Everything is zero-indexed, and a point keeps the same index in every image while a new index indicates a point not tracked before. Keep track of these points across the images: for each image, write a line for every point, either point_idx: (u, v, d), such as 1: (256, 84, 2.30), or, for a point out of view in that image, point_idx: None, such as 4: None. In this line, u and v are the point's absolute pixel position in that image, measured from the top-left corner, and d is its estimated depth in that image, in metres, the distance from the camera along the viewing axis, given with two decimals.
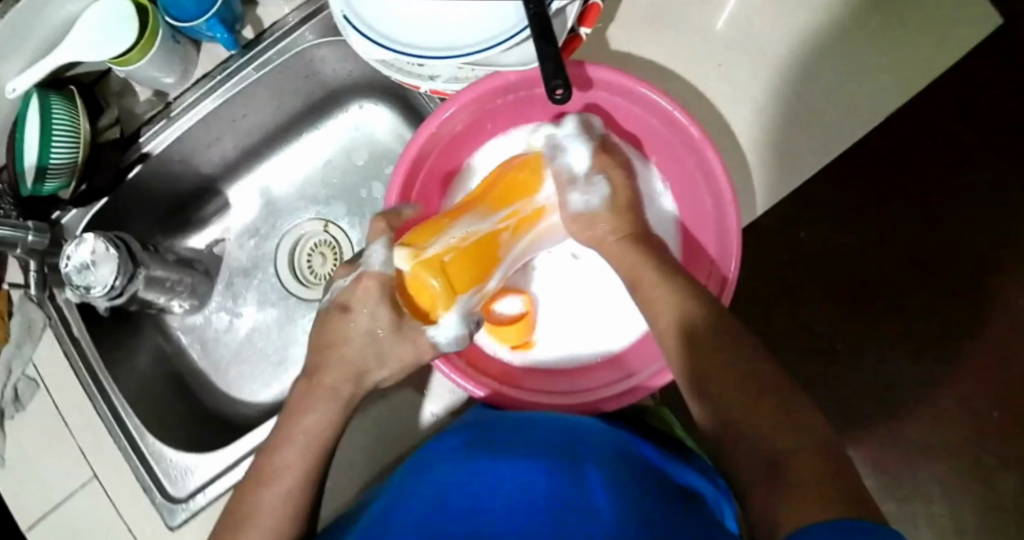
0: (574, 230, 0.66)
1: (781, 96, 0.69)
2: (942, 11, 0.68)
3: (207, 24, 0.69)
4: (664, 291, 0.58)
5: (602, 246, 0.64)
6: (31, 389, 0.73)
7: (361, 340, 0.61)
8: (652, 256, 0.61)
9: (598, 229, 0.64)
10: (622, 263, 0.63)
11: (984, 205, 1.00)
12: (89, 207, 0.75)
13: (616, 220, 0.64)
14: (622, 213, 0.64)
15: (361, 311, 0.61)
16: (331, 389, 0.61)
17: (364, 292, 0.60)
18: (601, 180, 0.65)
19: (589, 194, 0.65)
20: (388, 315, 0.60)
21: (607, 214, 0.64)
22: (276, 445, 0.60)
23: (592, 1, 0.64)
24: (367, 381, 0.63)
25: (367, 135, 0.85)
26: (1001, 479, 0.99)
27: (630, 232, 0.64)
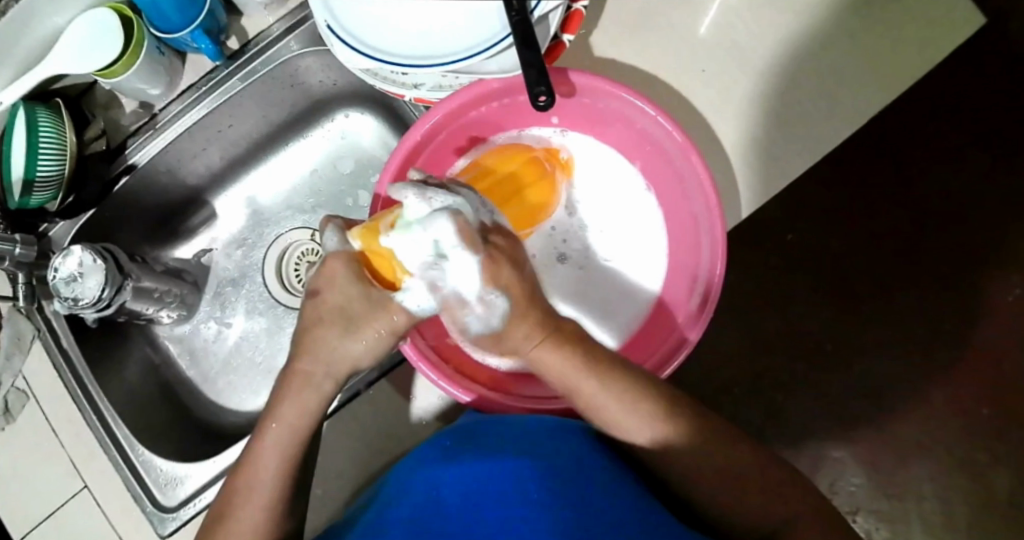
0: (483, 343, 0.62)
1: (763, 101, 0.69)
2: (923, 14, 0.68)
3: (191, 35, 0.69)
4: (601, 392, 0.59)
5: (539, 365, 0.60)
6: (21, 401, 0.73)
7: (335, 320, 0.61)
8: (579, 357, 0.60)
9: (516, 336, 0.59)
10: (549, 372, 0.60)
11: (971, 203, 1.00)
12: (77, 218, 0.75)
13: (532, 323, 0.59)
14: (526, 316, 0.59)
15: (330, 290, 0.61)
16: (304, 373, 0.61)
17: (330, 273, 0.61)
18: (533, 258, 0.64)
19: (494, 301, 0.60)
20: (356, 288, 0.60)
21: (511, 327, 0.59)
22: (257, 455, 0.60)
23: (574, 7, 0.64)
24: (345, 363, 0.62)
25: (354, 143, 0.85)
26: (992, 476, 1.00)
27: (557, 333, 0.60)
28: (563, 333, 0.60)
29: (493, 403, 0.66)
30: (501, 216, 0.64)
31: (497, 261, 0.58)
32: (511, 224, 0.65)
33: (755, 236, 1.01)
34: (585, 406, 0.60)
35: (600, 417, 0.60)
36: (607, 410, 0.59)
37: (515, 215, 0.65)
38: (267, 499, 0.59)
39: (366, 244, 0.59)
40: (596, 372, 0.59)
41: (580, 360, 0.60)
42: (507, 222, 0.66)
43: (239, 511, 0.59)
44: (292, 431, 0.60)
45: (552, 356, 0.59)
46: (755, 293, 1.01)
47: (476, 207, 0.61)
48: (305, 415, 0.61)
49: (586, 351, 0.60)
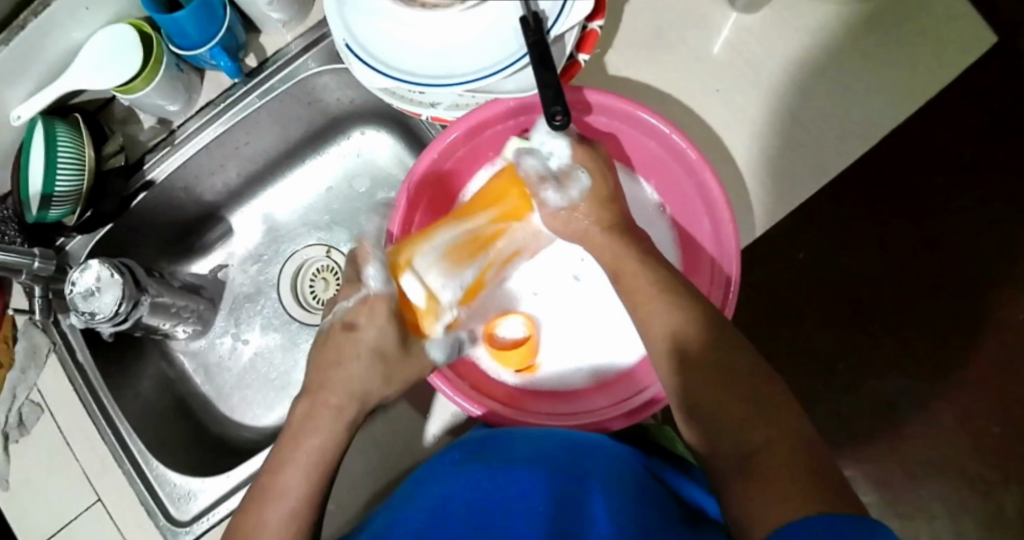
0: (555, 227, 0.66)
1: (778, 120, 0.70)
2: (937, 32, 0.69)
3: (210, 52, 0.70)
4: (647, 287, 0.59)
5: (586, 238, 0.64)
6: (35, 413, 0.73)
7: (369, 357, 0.63)
8: (630, 240, 0.62)
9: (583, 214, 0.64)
10: (605, 256, 0.63)
11: (984, 221, 1.00)
12: (94, 233, 0.76)
13: (599, 211, 0.64)
14: (603, 203, 0.64)
15: (367, 325, 0.64)
16: (335, 406, 0.62)
17: (370, 307, 0.64)
18: (578, 171, 0.63)
19: (564, 190, 0.64)
20: (391, 333, 0.64)
21: (585, 206, 0.64)
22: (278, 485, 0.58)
23: (590, 27, 0.65)
24: (372, 399, 0.64)
25: (368, 160, 0.86)
26: (1006, 498, 0.99)
27: (611, 222, 0.63)
28: (617, 226, 0.63)
29: (506, 418, 0.66)
30: (557, 141, 0.64)
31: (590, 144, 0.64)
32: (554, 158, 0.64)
33: (765, 254, 1.01)
34: (633, 307, 0.60)
35: (642, 329, 0.59)
36: (652, 314, 0.58)
37: (561, 146, 0.63)
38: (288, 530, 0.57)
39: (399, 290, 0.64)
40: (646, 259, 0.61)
41: (631, 246, 0.62)
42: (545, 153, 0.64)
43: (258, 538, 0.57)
44: (316, 461, 0.59)
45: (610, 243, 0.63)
46: (766, 311, 1.01)
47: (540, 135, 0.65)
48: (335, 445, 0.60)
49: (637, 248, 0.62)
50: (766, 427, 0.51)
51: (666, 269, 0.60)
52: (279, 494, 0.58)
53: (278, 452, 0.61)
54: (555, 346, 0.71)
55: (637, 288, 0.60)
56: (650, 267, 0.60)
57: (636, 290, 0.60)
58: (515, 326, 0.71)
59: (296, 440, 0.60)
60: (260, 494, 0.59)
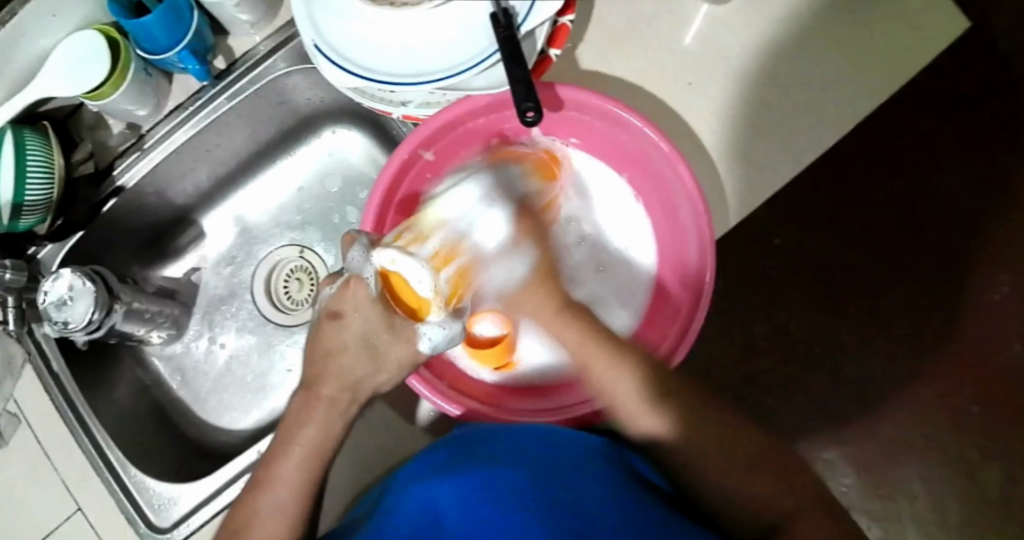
0: (502, 306, 0.66)
1: (749, 111, 0.70)
2: (904, 21, 0.69)
3: (179, 56, 0.69)
4: (612, 370, 0.60)
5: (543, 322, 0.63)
6: (12, 424, 0.72)
7: (359, 343, 0.61)
8: (588, 332, 0.62)
9: (529, 301, 0.63)
10: (567, 342, 0.63)
11: (958, 205, 1.01)
12: (66, 240, 0.75)
13: (554, 292, 0.63)
14: (548, 279, 0.64)
15: (354, 314, 0.61)
16: (329, 401, 0.61)
17: (353, 296, 0.61)
18: (524, 246, 0.65)
19: (509, 267, 0.65)
20: (382, 317, 0.61)
21: (534, 281, 0.64)
22: (262, 488, 0.59)
23: (559, 21, 0.65)
24: (365, 391, 0.62)
25: (340, 159, 0.85)
26: (984, 479, 1.01)
27: (566, 305, 0.63)
28: (574, 304, 0.64)
29: (484, 416, 0.67)
30: (488, 211, 0.66)
31: (526, 220, 0.67)
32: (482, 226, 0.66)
33: (744, 243, 1.02)
34: (598, 387, 0.61)
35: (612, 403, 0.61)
36: (616, 385, 0.60)
37: (494, 224, 0.66)
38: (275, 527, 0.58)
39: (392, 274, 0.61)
40: (612, 351, 0.61)
41: (600, 334, 0.62)
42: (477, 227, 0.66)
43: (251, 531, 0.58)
44: (308, 458, 0.60)
45: (563, 329, 0.63)
46: (746, 299, 1.02)
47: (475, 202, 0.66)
48: (327, 438, 0.61)
49: (596, 329, 0.62)
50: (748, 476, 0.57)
51: (619, 345, 0.62)
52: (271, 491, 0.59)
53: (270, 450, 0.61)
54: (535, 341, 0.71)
55: (591, 353, 0.61)
56: (609, 350, 0.61)
57: (602, 374, 0.61)
58: None
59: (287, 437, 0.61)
60: (253, 490, 0.59)
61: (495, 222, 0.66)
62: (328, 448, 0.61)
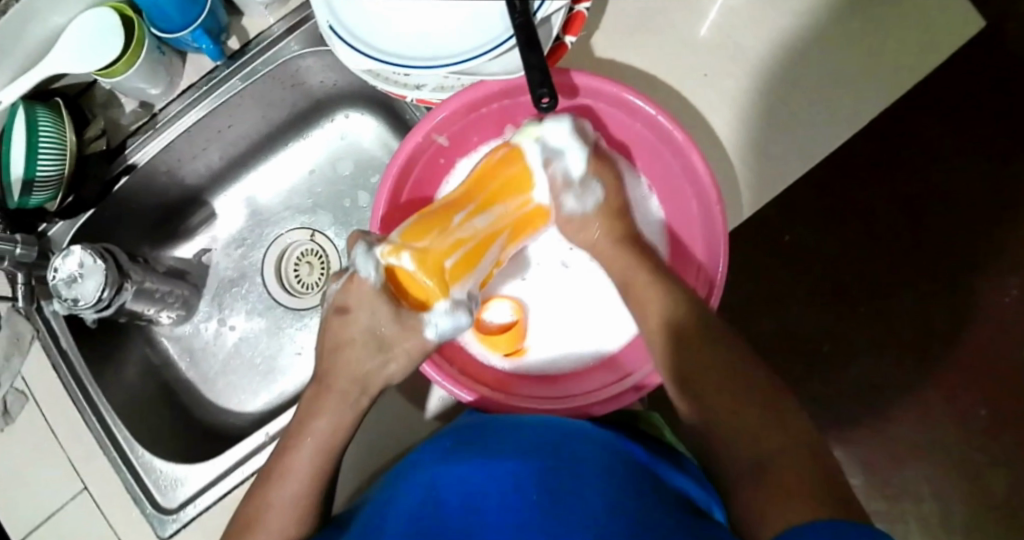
0: (569, 232, 0.68)
1: (764, 103, 0.70)
2: (923, 15, 0.68)
3: (192, 35, 0.69)
4: (654, 289, 0.62)
5: (596, 250, 0.66)
6: (20, 402, 0.72)
7: (367, 335, 0.62)
8: (643, 258, 0.64)
9: (590, 231, 0.66)
10: (615, 266, 0.65)
11: (970, 205, 1.01)
12: (76, 218, 0.75)
13: (610, 223, 0.66)
14: (613, 216, 0.66)
15: (359, 309, 0.62)
16: (340, 392, 0.62)
17: (359, 290, 0.62)
18: (595, 182, 0.65)
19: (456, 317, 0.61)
20: (387, 311, 0.61)
21: (598, 217, 0.66)
22: (271, 481, 0.60)
23: (577, 9, 0.65)
24: (375, 382, 0.63)
25: (353, 143, 0.85)
26: (989, 480, 1.00)
27: (622, 235, 0.66)
28: (628, 239, 0.66)
29: (497, 405, 0.66)
30: (574, 145, 0.64)
31: (601, 157, 0.66)
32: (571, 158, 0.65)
33: (753, 237, 1.02)
34: (636, 304, 0.63)
35: (642, 322, 0.63)
36: (654, 307, 0.62)
37: (580, 158, 0.65)
38: (286, 520, 0.59)
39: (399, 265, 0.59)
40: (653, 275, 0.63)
41: (640, 263, 0.64)
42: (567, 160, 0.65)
43: (264, 524, 0.59)
44: (318, 450, 0.61)
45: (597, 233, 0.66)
46: (754, 294, 1.02)
47: (565, 138, 0.64)
48: (340, 428, 0.62)
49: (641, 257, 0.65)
50: (767, 436, 0.56)
51: (675, 280, 0.63)
52: (283, 482, 0.60)
53: (283, 442, 0.62)
54: (544, 330, 0.72)
55: (643, 297, 0.63)
56: (658, 276, 0.63)
57: (641, 288, 0.63)
58: (503, 311, 0.71)
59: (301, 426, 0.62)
60: (267, 479, 0.61)
61: (575, 157, 0.65)
62: (341, 437, 0.62)
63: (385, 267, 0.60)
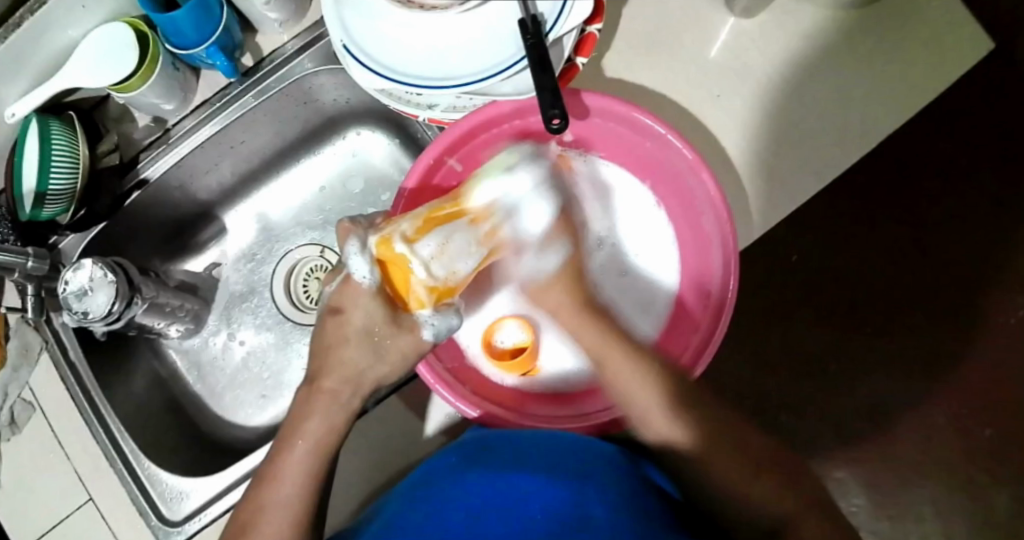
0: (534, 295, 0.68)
1: (772, 126, 0.70)
2: (931, 38, 0.69)
3: (207, 52, 0.69)
4: (629, 367, 0.62)
5: (561, 315, 0.66)
6: (27, 413, 0.73)
7: (358, 339, 0.63)
8: (604, 326, 0.64)
9: (551, 296, 0.67)
10: (583, 341, 0.65)
11: (977, 226, 1.01)
12: (87, 231, 0.75)
13: (572, 287, 0.66)
14: (573, 281, 0.67)
15: (354, 310, 0.63)
16: (331, 393, 0.63)
17: (353, 291, 0.64)
18: (558, 243, 0.67)
19: (542, 258, 0.67)
20: (382, 313, 0.63)
21: (558, 281, 0.67)
22: (267, 480, 0.60)
23: (588, 30, 0.65)
24: (368, 382, 0.64)
25: (364, 161, 0.85)
26: (995, 503, 1.00)
27: (584, 300, 0.66)
28: (590, 306, 0.66)
29: (504, 421, 0.66)
30: (537, 200, 0.66)
31: (566, 223, 0.68)
32: (530, 212, 0.66)
33: (760, 258, 1.02)
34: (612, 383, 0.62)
35: (625, 402, 0.61)
36: (625, 378, 0.61)
37: (538, 212, 0.66)
38: (285, 517, 0.58)
39: (382, 253, 0.62)
40: (627, 350, 0.63)
41: (603, 325, 0.64)
42: (525, 216, 0.66)
43: (259, 527, 0.58)
44: (315, 448, 0.61)
45: (585, 329, 0.65)
46: (760, 314, 1.02)
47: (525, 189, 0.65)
48: (331, 432, 0.62)
49: (614, 330, 0.64)
50: (749, 486, 0.57)
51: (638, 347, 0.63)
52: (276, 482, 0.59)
53: (280, 439, 0.62)
54: (556, 351, 0.72)
55: (595, 345, 0.64)
56: (630, 353, 0.62)
57: (614, 368, 0.62)
58: (512, 332, 0.72)
59: (293, 428, 0.62)
60: (261, 482, 0.60)
61: (540, 212, 0.66)
62: (334, 438, 0.62)
63: (376, 259, 0.62)
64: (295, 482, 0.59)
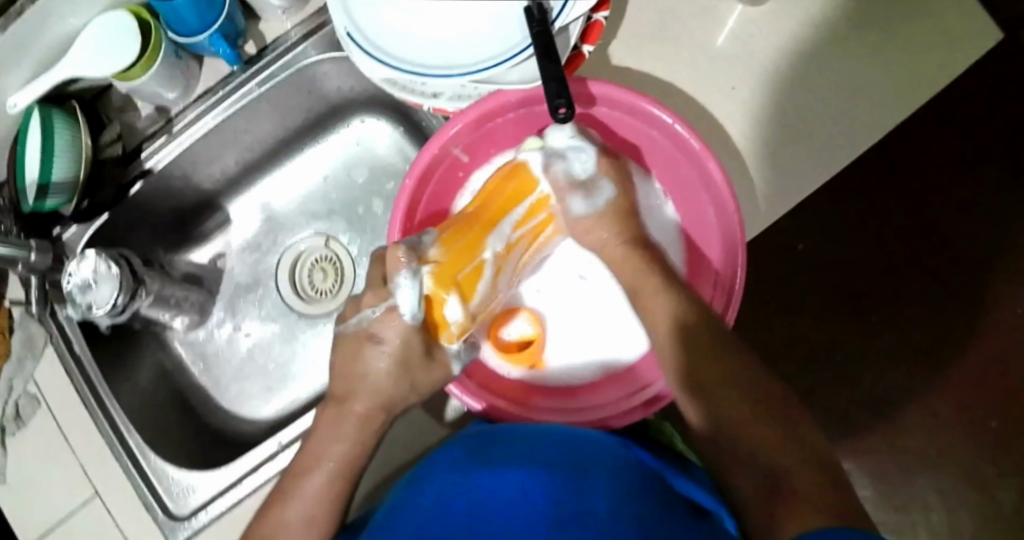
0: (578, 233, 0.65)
1: (782, 114, 0.69)
2: (944, 21, 0.68)
3: (209, 40, 0.68)
4: (659, 298, 0.60)
5: (604, 252, 0.64)
6: (31, 406, 0.73)
7: (394, 371, 0.59)
8: (653, 263, 0.62)
9: (598, 234, 0.64)
10: (624, 272, 0.64)
11: (984, 215, 1.00)
12: (90, 223, 0.74)
13: (621, 222, 0.64)
14: (623, 219, 0.64)
15: (391, 340, 0.59)
16: (363, 416, 0.60)
17: (396, 323, 0.59)
18: (605, 180, 0.63)
19: (590, 199, 0.63)
20: (420, 342, 0.59)
21: (608, 220, 0.64)
22: (286, 497, 0.59)
23: (596, 17, 0.64)
24: (399, 405, 0.61)
25: (368, 149, 0.84)
26: (1001, 492, 1.00)
27: (633, 236, 0.64)
28: (638, 242, 0.64)
29: (508, 413, 0.66)
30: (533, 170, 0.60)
31: (604, 153, 0.64)
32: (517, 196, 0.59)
33: (765, 248, 1.02)
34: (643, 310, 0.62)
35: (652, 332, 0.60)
36: (656, 314, 0.60)
37: (563, 145, 0.62)
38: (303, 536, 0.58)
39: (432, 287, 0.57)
40: (663, 284, 0.61)
41: (653, 266, 0.62)
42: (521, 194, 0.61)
43: None
44: (340, 470, 0.59)
45: (624, 265, 0.63)
46: (765, 304, 1.02)
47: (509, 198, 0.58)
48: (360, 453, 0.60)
49: (653, 262, 0.63)
50: (782, 438, 0.52)
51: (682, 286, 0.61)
52: (298, 499, 0.59)
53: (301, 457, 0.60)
54: (563, 341, 0.71)
55: (638, 279, 0.62)
56: (665, 289, 0.60)
57: (654, 309, 0.60)
58: (518, 326, 0.70)
59: (319, 449, 0.60)
60: (281, 496, 0.59)
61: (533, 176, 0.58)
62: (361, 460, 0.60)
63: (425, 293, 0.57)
64: (314, 503, 0.58)
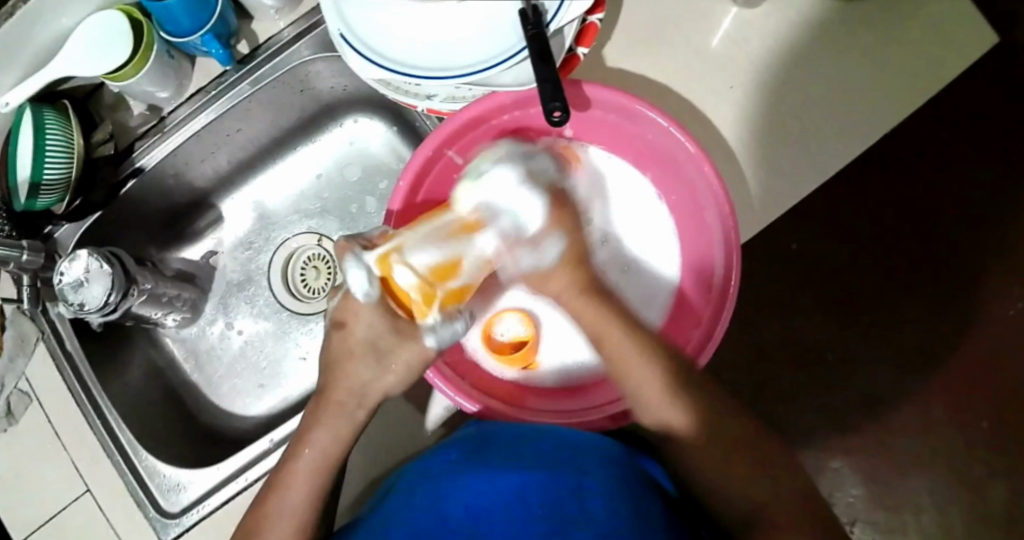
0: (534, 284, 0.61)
1: (773, 117, 0.69)
2: (936, 27, 0.68)
3: (201, 40, 0.68)
4: (624, 351, 0.59)
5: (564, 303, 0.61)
6: (23, 402, 0.73)
7: (362, 352, 0.60)
8: (617, 313, 0.60)
9: (553, 286, 0.60)
10: (584, 318, 0.60)
11: (978, 216, 1.00)
12: (83, 221, 0.74)
13: (574, 273, 0.60)
14: (578, 265, 0.60)
15: (357, 322, 0.60)
16: (340, 403, 0.61)
17: (354, 305, 0.60)
18: (557, 233, 0.59)
19: (540, 256, 0.59)
20: (383, 321, 0.59)
21: (560, 273, 0.59)
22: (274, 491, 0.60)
23: (590, 20, 0.65)
24: (374, 393, 0.61)
25: (361, 149, 0.85)
26: (991, 492, 1.00)
27: (587, 285, 0.60)
28: (593, 291, 0.60)
29: (500, 415, 0.66)
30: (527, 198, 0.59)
31: (561, 205, 0.60)
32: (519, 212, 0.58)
33: (759, 248, 1.02)
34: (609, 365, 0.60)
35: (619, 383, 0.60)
36: (626, 369, 0.59)
37: (536, 211, 0.58)
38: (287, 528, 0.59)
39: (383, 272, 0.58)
40: (631, 333, 0.59)
41: (616, 313, 0.60)
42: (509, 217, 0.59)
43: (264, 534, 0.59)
44: (321, 459, 0.60)
45: (589, 310, 0.60)
46: (758, 304, 1.02)
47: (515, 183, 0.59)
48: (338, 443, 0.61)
49: (610, 310, 0.60)
50: (758, 480, 0.57)
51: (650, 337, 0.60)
52: (283, 491, 0.60)
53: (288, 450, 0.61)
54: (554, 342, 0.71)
55: (595, 325, 0.60)
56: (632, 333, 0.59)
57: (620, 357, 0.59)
58: (511, 325, 0.71)
59: (303, 435, 0.61)
60: (269, 491, 0.60)
61: (531, 207, 0.58)
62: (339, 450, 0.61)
63: (377, 274, 0.58)
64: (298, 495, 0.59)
